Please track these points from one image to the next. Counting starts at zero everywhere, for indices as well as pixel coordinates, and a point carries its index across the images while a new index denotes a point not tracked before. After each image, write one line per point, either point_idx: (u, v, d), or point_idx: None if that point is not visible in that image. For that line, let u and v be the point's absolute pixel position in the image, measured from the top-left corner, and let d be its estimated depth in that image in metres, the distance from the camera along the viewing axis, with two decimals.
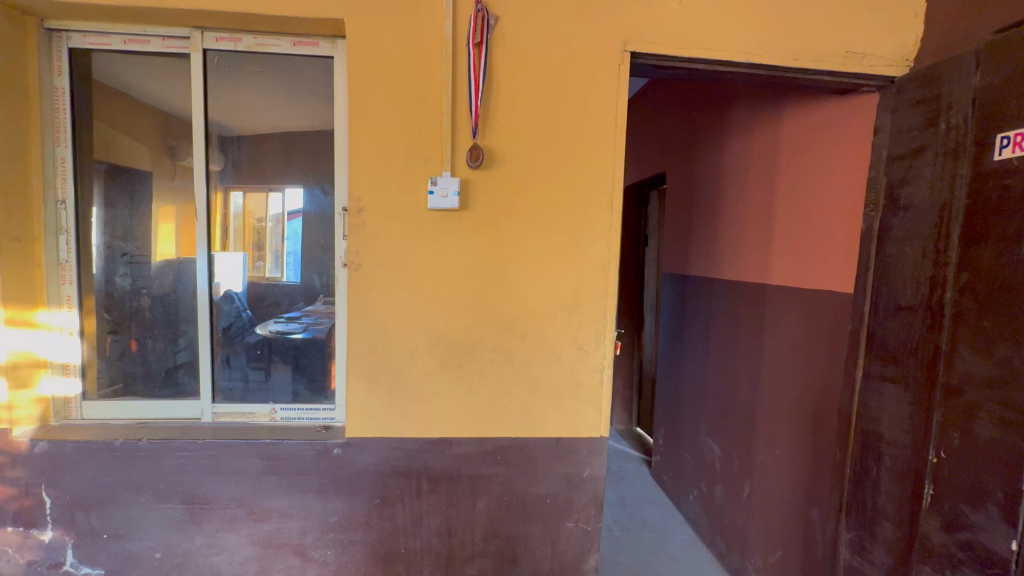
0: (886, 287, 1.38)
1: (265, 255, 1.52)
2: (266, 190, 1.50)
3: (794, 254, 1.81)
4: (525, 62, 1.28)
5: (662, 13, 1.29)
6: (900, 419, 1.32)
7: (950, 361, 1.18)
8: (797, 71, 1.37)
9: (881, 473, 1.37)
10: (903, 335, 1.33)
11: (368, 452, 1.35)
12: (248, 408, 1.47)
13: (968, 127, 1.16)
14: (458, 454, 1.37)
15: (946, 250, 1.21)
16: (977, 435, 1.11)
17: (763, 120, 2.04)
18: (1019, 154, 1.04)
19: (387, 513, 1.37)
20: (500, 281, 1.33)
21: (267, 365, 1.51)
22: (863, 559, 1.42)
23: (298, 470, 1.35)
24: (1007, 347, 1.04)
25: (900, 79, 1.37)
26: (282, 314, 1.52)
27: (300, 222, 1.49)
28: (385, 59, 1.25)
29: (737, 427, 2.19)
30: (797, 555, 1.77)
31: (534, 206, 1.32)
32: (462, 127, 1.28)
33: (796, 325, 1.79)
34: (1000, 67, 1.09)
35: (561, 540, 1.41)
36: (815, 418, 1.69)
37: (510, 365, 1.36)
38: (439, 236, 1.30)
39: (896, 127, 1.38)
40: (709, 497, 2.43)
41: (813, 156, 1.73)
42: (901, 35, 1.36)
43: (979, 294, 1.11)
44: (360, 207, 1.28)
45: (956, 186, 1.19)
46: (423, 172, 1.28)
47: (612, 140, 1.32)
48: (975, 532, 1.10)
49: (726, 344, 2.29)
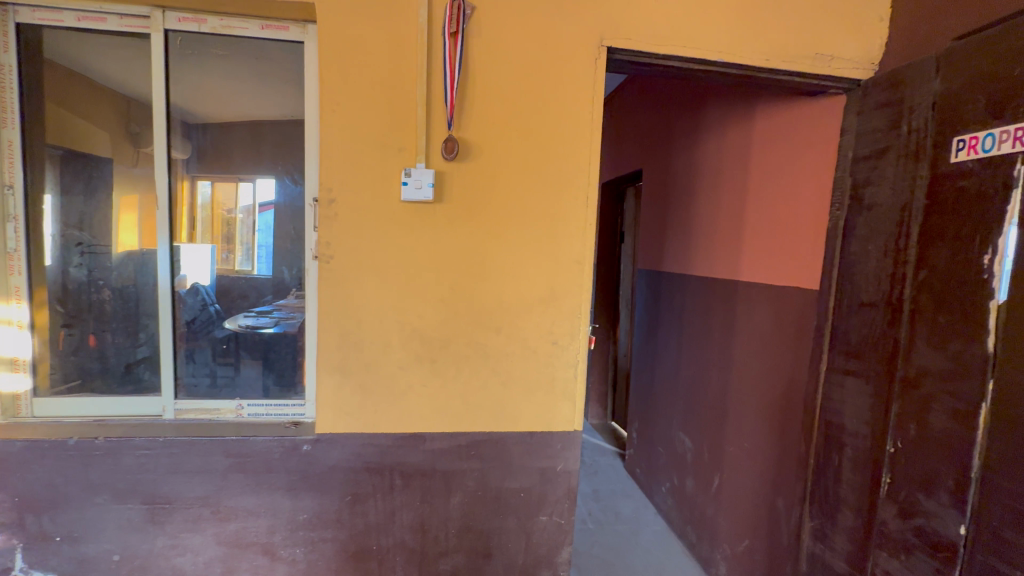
0: (850, 283, 1.43)
1: (234, 247, 1.47)
2: (235, 180, 1.45)
3: (764, 251, 1.85)
4: (502, 53, 1.27)
5: (638, 9, 1.30)
6: (861, 411, 1.37)
7: (908, 355, 1.23)
8: (768, 71, 1.39)
9: (842, 464, 1.42)
10: (864, 330, 1.38)
11: (339, 448, 1.33)
12: (213, 404, 1.42)
13: (928, 130, 1.21)
14: (432, 449, 1.36)
15: (906, 248, 1.25)
16: (931, 426, 1.16)
17: (737, 118, 2.08)
18: (974, 157, 1.08)
19: (359, 510, 1.35)
20: (475, 275, 1.32)
21: (234, 361, 1.46)
22: (825, 546, 1.47)
23: (266, 468, 1.31)
24: (961, 342, 1.09)
25: (865, 82, 1.42)
26: (251, 308, 1.48)
27: (272, 214, 1.44)
28: (358, 45, 1.22)
29: (708, 420, 2.24)
30: (763, 544, 1.82)
31: (510, 199, 1.31)
32: (438, 118, 1.26)
33: (765, 320, 1.84)
34: (958, 72, 1.13)
35: (534, 534, 1.42)
36: (782, 410, 1.74)
37: (485, 360, 1.35)
38: (414, 229, 1.28)
39: (860, 129, 1.43)
40: (680, 488, 2.49)
41: (783, 155, 1.78)
42: (867, 39, 1.41)
43: (936, 290, 1.16)
44: (331, 198, 1.25)
45: (916, 186, 1.23)
46: (397, 162, 1.26)
47: (589, 135, 1.32)
48: (928, 518, 1.15)
49: (698, 339, 2.33)
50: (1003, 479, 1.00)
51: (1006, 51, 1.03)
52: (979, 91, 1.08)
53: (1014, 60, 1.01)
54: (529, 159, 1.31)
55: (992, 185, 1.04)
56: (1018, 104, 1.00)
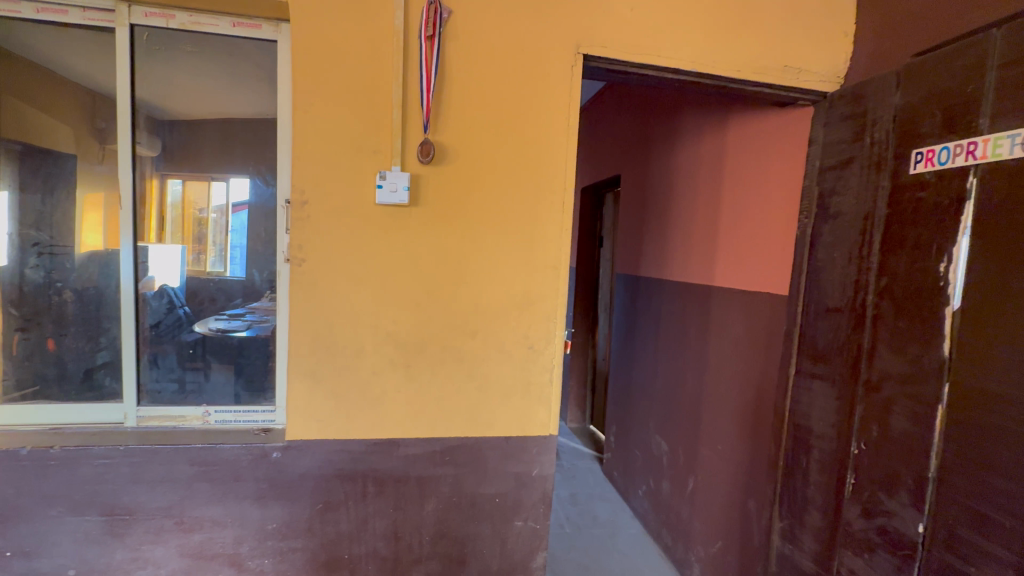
0: (817, 289, 1.47)
1: (205, 248, 1.43)
2: (207, 179, 1.42)
3: (737, 257, 1.89)
4: (478, 58, 1.27)
5: (613, 18, 1.32)
6: (827, 413, 1.41)
7: (871, 359, 1.27)
8: (739, 82, 1.43)
9: (810, 465, 1.46)
10: (830, 335, 1.41)
11: (310, 455, 1.30)
12: (178, 411, 1.37)
13: (888, 142, 1.26)
14: (406, 455, 1.34)
15: (869, 256, 1.30)
16: (892, 427, 1.20)
17: (711, 127, 2.12)
18: (931, 169, 1.13)
19: (330, 519, 1.32)
20: (451, 279, 1.31)
21: (203, 366, 1.42)
22: (793, 546, 1.50)
23: (233, 476, 1.28)
24: (919, 347, 1.13)
25: (831, 94, 1.46)
26: (222, 311, 1.44)
27: (245, 215, 1.40)
28: (332, 45, 1.20)
29: (683, 423, 2.27)
30: (735, 545, 1.85)
31: (487, 203, 1.31)
32: (413, 121, 1.25)
33: (738, 325, 1.88)
34: (917, 88, 1.18)
35: (509, 539, 1.41)
36: (754, 413, 1.77)
37: (460, 364, 1.34)
38: (388, 232, 1.27)
39: (827, 140, 1.47)
40: (656, 491, 2.51)
41: (756, 164, 1.82)
42: (832, 53, 1.46)
43: (897, 297, 1.20)
44: (304, 200, 1.23)
45: (878, 196, 1.28)
46: (372, 164, 1.24)
47: (565, 142, 1.33)
48: (890, 517, 1.19)
49: (674, 343, 2.37)
50: (958, 479, 1.04)
51: (961, 69, 1.08)
52: (936, 106, 1.13)
53: (968, 77, 1.06)
54: (505, 164, 1.31)
55: (948, 195, 1.09)
56: (971, 119, 1.05)
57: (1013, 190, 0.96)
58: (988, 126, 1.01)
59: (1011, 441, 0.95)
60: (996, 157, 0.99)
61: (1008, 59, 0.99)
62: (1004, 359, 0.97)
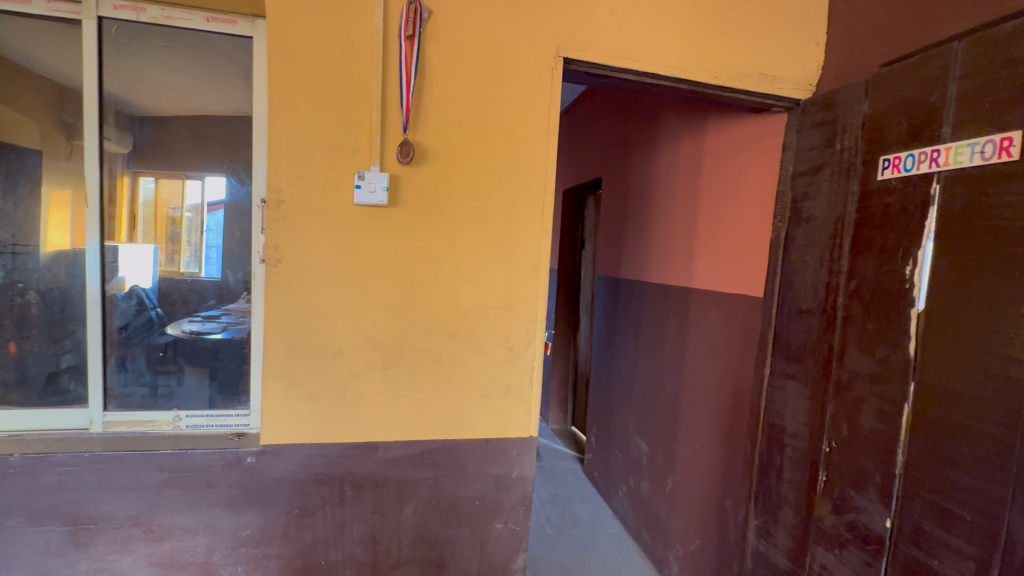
0: (790, 291, 1.50)
1: (179, 249, 1.40)
2: (181, 177, 1.38)
3: (714, 259, 1.93)
4: (459, 59, 1.27)
5: (593, 22, 1.33)
6: (800, 412, 1.44)
7: (841, 359, 1.31)
8: (716, 88, 1.46)
9: (784, 463, 1.49)
10: (803, 336, 1.45)
11: (285, 459, 1.27)
12: (147, 416, 1.33)
13: (857, 149, 1.30)
14: (384, 458, 1.33)
15: (838, 259, 1.33)
16: (861, 425, 1.23)
17: (689, 131, 2.16)
18: (897, 176, 1.17)
19: (306, 524, 1.30)
20: (431, 280, 1.31)
21: (176, 369, 1.39)
22: (768, 543, 1.53)
23: (205, 482, 1.24)
24: (886, 348, 1.17)
25: (803, 102, 1.51)
26: (197, 313, 1.41)
27: (221, 215, 1.37)
28: (310, 43, 1.19)
29: (662, 424, 2.30)
30: (712, 543, 1.88)
31: (466, 204, 1.31)
32: (392, 121, 1.24)
33: (715, 326, 1.91)
34: (884, 97, 1.22)
35: (489, 541, 1.41)
36: (730, 413, 1.81)
37: (440, 366, 1.34)
38: (367, 233, 1.26)
39: (799, 146, 1.51)
40: (636, 491, 2.53)
41: (732, 169, 1.86)
42: (805, 61, 1.50)
43: (865, 299, 1.24)
44: (280, 199, 1.21)
45: (848, 201, 1.31)
46: (350, 164, 1.23)
47: (546, 144, 1.34)
48: (859, 513, 1.22)
49: (653, 344, 2.40)
50: (923, 474, 1.08)
51: (926, 79, 1.12)
52: (901, 115, 1.17)
53: (932, 88, 1.10)
54: (486, 165, 1.31)
55: (913, 201, 1.13)
56: (934, 128, 1.09)
57: (973, 197, 1.00)
58: (950, 134, 1.06)
59: (972, 437, 0.99)
60: (957, 164, 1.03)
61: (968, 71, 1.03)
62: (965, 359, 1.01)
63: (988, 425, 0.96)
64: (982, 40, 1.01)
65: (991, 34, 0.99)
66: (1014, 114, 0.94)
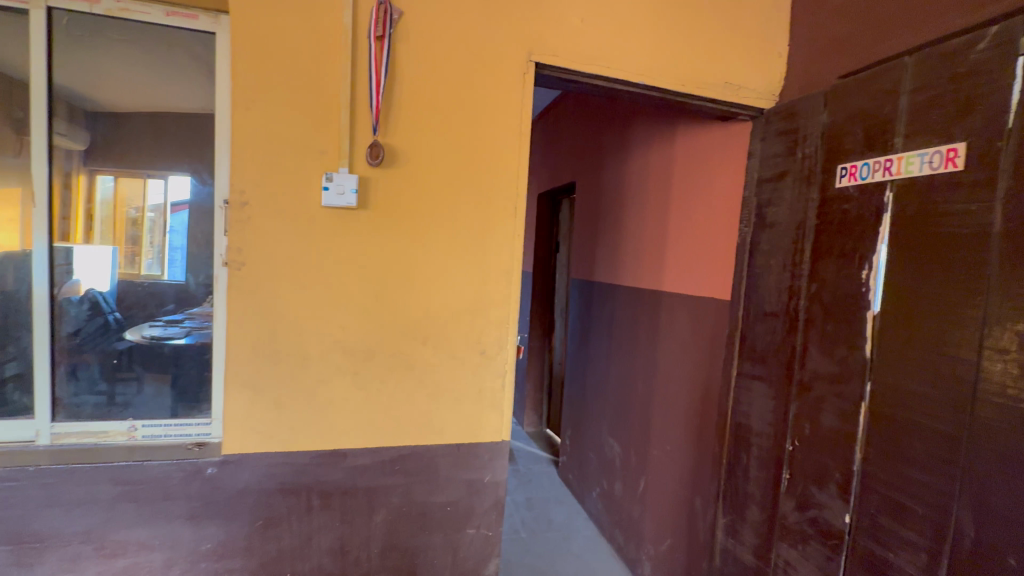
0: (756, 294, 1.55)
1: (140, 251, 1.33)
2: (142, 176, 1.33)
3: (684, 263, 1.97)
4: (430, 61, 1.26)
5: (565, 28, 1.34)
6: (765, 412, 1.48)
7: (803, 361, 1.35)
8: (684, 96, 1.49)
9: (750, 462, 1.53)
10: (767, 338, 1.49)
11: (249, 469, 1.23)
12: (100, 426, 1.24)
13: (817, 158, 1.35)
14: (353, 466, 1.30)
15: (800, 263, 1.38)
16: (822, 424, 1.28)
17: (660, 138, 2.20)
18: (854, 184, 1.22)
19: (271, 535, 1.26)
20: (401, 284, 1.29)
21: (135, 376, 1.32)
22: (735, 541, 1.57)
23: (163, 495, 1.19)
24: (845, 349, 1.22)
25: (767, 111, 1.55)
26: (159, 317, 1.34)
27: (185, 215, 1.32)
28: (275, 41, 1.16)
29: (634, 425, 2.32)
30: (683, 542, 1.91)
31: (438, 207, 1.29)
32: (362, 123, 1.22)
33: (685, 328, 1.95)
34: (841, 107, 1.27)
35: (461, 547, 1.39)
36: (699, 413, 1.84)
37: (411, 371, 1.32)
38: (335, 235, 1.23)
39: (763, 153, 1.56)
40: (610, 492, 2.55)
41: (701, 175, 1.90)
42: (768, 72, 1.55)
43: (826, 302, 1.29)
44: (243, 200, 1.17)
45: (809, 207, 1.36)
46: (318, 165, 1.20)
47: (517, 148, 1.34)
48: (820, 509, 1.26)
49: (626, 346, 2.43)
50: (879, 470, 1.12)
51: (880, 92, 1.17)
52: (857, 126, 1.22)
53: (885, 100, 1.15)
54: (457, 168, 1.30)
55: (869, 208, 1.18)
56: (887, 139, 1.14)
57: (923, 204, 1.05)
58: (902, 145, 1.11)
59: (924, 434, 1.03)
60: (908, 174, 1.09)
61: (918, 85, 1.08)
62: (916, 359, 1.06)
63: (938, 422, 1.01)
64: (931, 56, 1.06)
65: (938, 50, 1.05)
66: (959, 127, 1.00)
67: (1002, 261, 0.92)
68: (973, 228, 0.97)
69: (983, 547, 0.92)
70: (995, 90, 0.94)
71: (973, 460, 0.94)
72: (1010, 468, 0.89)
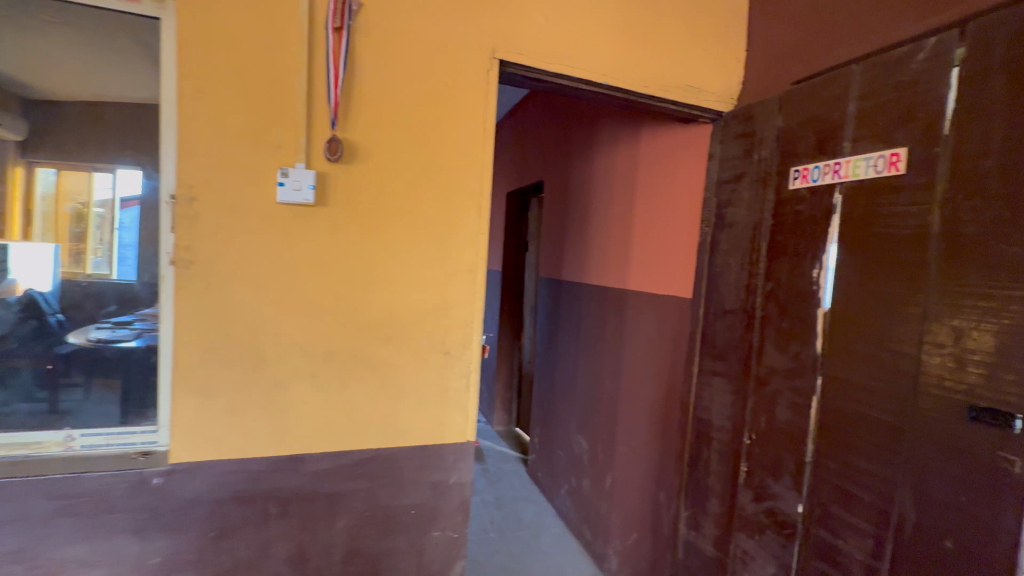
0: (715, 292, 1.59)
1: (85, 248, 1.22)
2: (89, 169, 1.23)
3: (649, 262, 2.00)
4: (391, 55, 1.23)
5: (529, 26, 1.34)
6: (724, 407, 1.52)
7: (760, 356, 1.39)
8: (647, 97, 1.51)
9: (711, 456, 1.57)
10: (727, 335, 1.53)
11: (200, 478, 1.17)
12: (33, 437, 1.14)
13: (772, 160, 1.39)
14: (313, 471, 1.25)
15: (757, 262, 1.42)
16: (777, 418, 1.32)
17: (625, 138, 2.23)
18: (806, 186, 1.27)
19: (225, 547, 1.20)
20: (363, 283, 1.25)
21: (82, 383, 1.22)
22: (697, 533, 1.61)
23: (104, 508, 1.12)
24: (798, 345, 1.26)
25: (725, 114, 1.60)
26: (108, 319, 1.23)
27: (136, 211, 1.22)
28: (226, 28, 1.10)
29: (601, 422, 2.35)
30: (648, 536, 1.95)
31: (400, 205, 1.27)
32: (320, 117, 1.18)
33: (649, 326, 1.99)
34: (795, 112, 1.32)
35: (427, 551, 1.37)
36: (663, 410, 1.88)
37: (373, 372, 1.29)
38: (292, 233, 1.18)
39: (722, 155, 1.60)
40: (577, 489, 2.58)
41: (665, 175, 1.94)
42: (727, 76, 1.59)
43: (780, 299, 1.33)
44: (192, 195, 1.11)
45: (764, 208, 1.41)
46: (273, 159, 1.15)
47: (481, 146, 1.33)
48: (775, 500, 1.31)
49: (593, 344, 2.45)
50: (830, 461, 1.17)
51: (830, 97, 1.22)
52: (809, 129, 1.27)
53: (835, 105, 1.20)
54: (420, 165, 1.28)
55: (819, 209, 1.22)
56: (836, 143, 1.19)
57: (870, 206, 1.10)
58: (849, 149, 1.16)
59: (870, 426, 1.08)
60: (855, 176, 1.14)
61: (865, 92, 1.13)
62: (864, 355, 1.11)
63: (883, 414, 1.06)
64: (876, 64, 1.11)
65: (884, 59, 1.10)
66: (902, 132, 1.05)
67: (940, 260, 0.97)
68: (914, 229, 1.02)
69: (923, 532, 0.97)
70: (935, 98, 0.99)
71: (914, 449, 0.99)
72: (946, 456, 0.94)
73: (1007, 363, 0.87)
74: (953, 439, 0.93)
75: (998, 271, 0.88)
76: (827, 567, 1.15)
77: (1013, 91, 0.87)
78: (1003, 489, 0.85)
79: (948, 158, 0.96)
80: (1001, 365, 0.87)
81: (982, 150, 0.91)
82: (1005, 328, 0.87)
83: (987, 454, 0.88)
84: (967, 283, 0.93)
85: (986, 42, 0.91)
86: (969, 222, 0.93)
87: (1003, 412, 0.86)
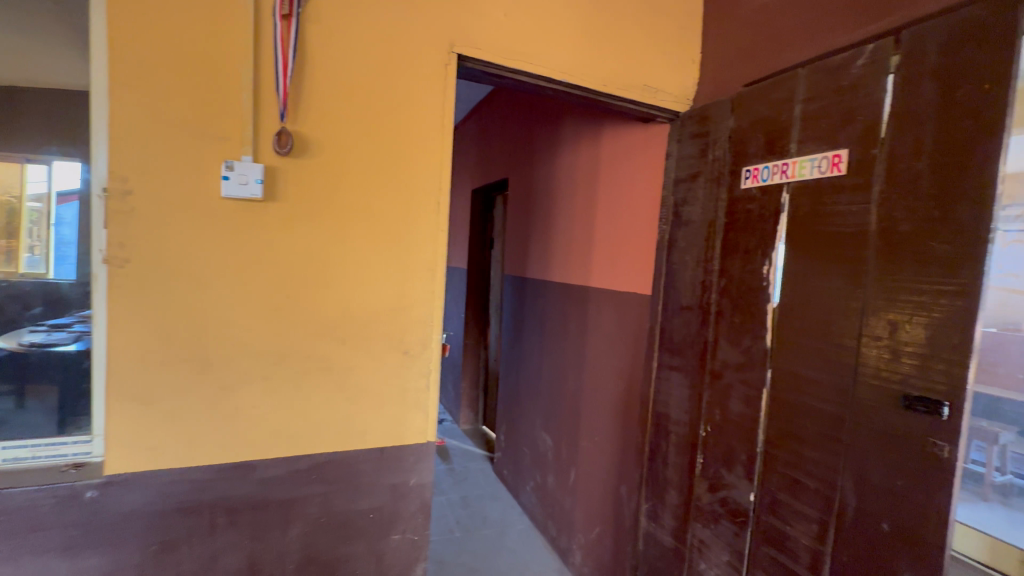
0: (673, 289, 1.62)
1: (16, 246, 1.14)
2: (22, 160, 1.13)
3: (610, 259, 2.03)
4: (344, 46, 1.19)
5: (487, 21, 1.32)
6: (682, 401, 1.56)
7: (715, 351, 1.43)
8: (605, 96, 1.52)
9: (669, 449, 1.60)
10: (684, 330, 1.57)
11: (139, 489, 1.10)
12: None
13: (725, 160, 1.43)
14: (264, 478, 1.20)
15: (711, 259, 1.46)
16: (730, 410, 1.36)
17: (587, 137, 2.25)
18: (756, 185, 1.31)
19: (168, 561, 1.13)
20: (316, 282, 1.21)
21: (17, 391, 1.12)
22: (656, 524, 1.64)
23: (28, 526, 1.03)
24: (750, 339, 1.31)
25: (681, 114, 1.63)
26: (43, 322, 1.14)
27: (74, 204, 1.10)
28: (163, 10, 1.04)
29: (565, 418, 2.37)
30: (610, 530, 1.98)
31: (355, 201, 1.23)
32: (268, 108, 1.13)
33: (611, 322, 2.01)
34: (746, 113, 1.36)
35: (386, 555, 1.34)
36: (624, 404, 1.91)
37: (328, 374, 1.25)
38: (239, 229, 1.13)
39: (679, 154, 1.63)
40: (543, 486, 2.59)
41: (625, 173, 1.97)
42: (684, 77, 1.62)
43: (733, 295, 1.37)
44: (127, 189, 1.04)
45: (718, 207, 1.44)
46: (216, 152, 1.09)
47: (439, 141, 1.30)
48: (729, 490, 1.35)
49: (557, 341, 2.47)
50: (779, 451, 1.21)
51: (778, 100, 1.26)
52: (759, 130, 1.31)
53: (783, 107, 1.24)
54: (376, 160, 1.24)
55: (769, 208, 1.27)
56: (784, 144, 1.23)
57: (814, 205, 1.15)
58: (796, 150, 1.20)
59: (816, 416, 1.13)
60: (801, 176, 1.18)
61: (810, 95, 1.18)
62: (809, 348, 1.15)
63: (827, 404, 1.11)
64: (820, 69, 1.16)
65: (827, 63, 1.14)
66: (843, 135, 1.09)
67: (877, 257, 1.02)
68: (855, 227, 1.06)
69: (864, 515, 1.02)
70: (873, 102, 1.04)
71: (855, 437, 1.04)
72: (884, 442, 0.99)
73: (937, 354, 0.92)
74: (890, 426, 0.98)
75: (929, 267, 0.93)
76: (777, 553, 1.20)
77: (942, 97, 0.92)
78: (933, 472, 0.91)
79: (885, 160, 1.01)
80: (932, 356, 0.92)
81: (915, 152, 0.96)
82: (935, 321, 0.92)
83: (919, 440, 0.93)
84: (901, 279, 0.98)
85: (918, 49, 0.96)
86: (903, 221, 0.98)
87: (934, 400, 0.91)
